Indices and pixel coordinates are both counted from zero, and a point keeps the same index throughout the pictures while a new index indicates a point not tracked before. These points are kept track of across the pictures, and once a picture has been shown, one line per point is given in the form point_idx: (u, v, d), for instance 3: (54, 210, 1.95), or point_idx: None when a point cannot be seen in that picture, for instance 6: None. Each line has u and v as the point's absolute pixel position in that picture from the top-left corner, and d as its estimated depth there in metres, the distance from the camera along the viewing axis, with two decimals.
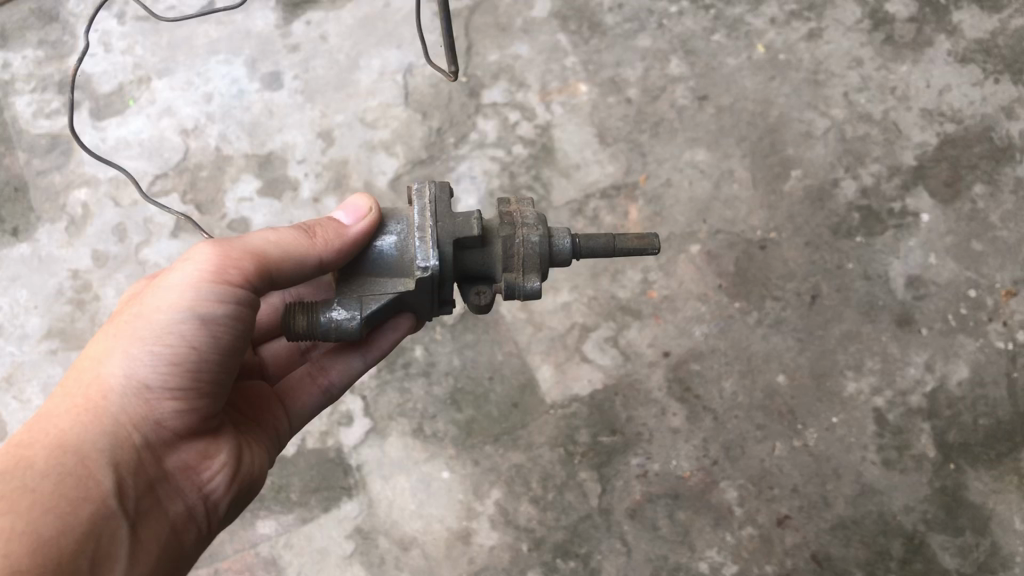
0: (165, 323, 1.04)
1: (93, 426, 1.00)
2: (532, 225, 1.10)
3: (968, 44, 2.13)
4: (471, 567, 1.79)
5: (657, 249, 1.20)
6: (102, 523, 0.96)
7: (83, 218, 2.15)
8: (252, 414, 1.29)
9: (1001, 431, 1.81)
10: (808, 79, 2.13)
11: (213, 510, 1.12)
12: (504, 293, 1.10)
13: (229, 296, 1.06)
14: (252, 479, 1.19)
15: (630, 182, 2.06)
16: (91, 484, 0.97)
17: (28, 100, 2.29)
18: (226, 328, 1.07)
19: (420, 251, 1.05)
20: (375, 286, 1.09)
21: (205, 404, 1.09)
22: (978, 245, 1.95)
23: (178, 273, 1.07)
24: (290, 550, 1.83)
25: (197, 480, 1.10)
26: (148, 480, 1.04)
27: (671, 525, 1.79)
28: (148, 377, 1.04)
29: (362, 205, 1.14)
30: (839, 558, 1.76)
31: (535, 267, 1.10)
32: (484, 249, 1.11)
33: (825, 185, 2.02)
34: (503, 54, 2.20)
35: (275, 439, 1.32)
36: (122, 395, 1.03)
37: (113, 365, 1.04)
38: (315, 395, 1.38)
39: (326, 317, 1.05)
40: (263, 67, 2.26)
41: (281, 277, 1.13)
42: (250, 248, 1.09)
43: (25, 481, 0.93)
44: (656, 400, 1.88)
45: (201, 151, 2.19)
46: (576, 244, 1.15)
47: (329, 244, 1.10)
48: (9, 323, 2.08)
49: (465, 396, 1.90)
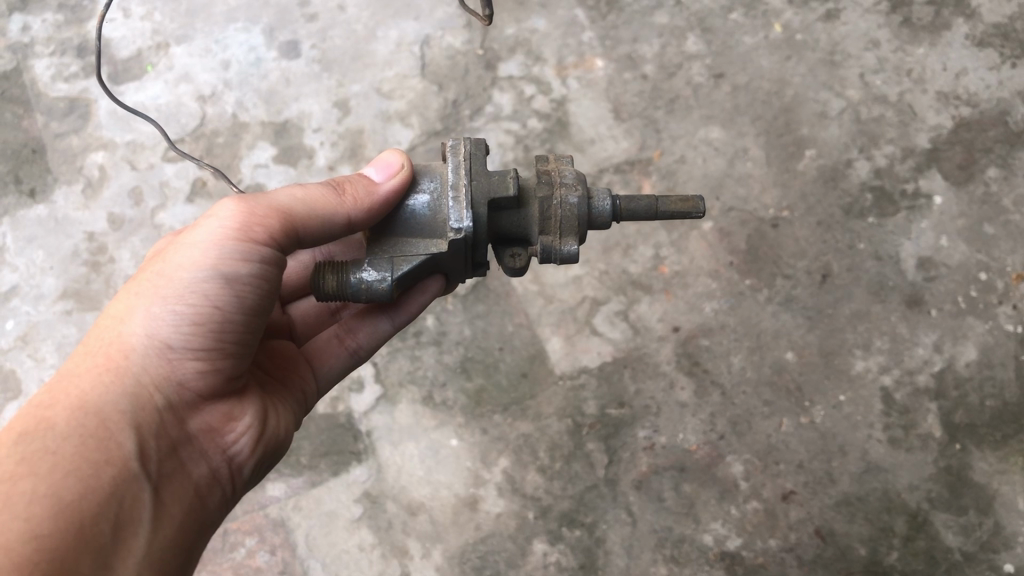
0: (187, 282, 1.06)
1: (114, 386, 1.01)
2: (571, 185, 1.11)
3: (986, 28, 2.13)
4: (477, 533, 1.81)
5: (702, 211, 1.19)
6: (125, 484, 0.96)
7: (100, 181, 2.16)
8: (279, 375, 1.30)
9: (1007, 413, 1.82)
10: (825, 59, 2.13)
11: (236, 472, 1.14)
12: (540, 256, 1.12)
13: (253, 254, 1.08)
14: (277, 442, 1.21)
15: (644, 157, 2.06)
16: (113, 446, 0.97)
17: (47, 64, 2.30)
18: (250, 288, 1.09)
19: (454, 212, 1.06)
20: (406, 246, 1.10)
21: (228, 365, 1.10)
22: (990, 229, 1.96)
23: (200, 232, 1.08)
24: (298, 512, 1.85)
25: (219, 442, 1.11)
26: (170, 442, 1.05)
27: (676, 497, 1.81)
28: (170, 337, 1.05)
29: (394, 161, 1.14)
30: (843, 534, 1.77)
31: (572, 228, 1.11)
32: (521, 211, 1.12)
33: (839, 165, 2.03)
34: (520, 27, 2.21)
35: (302, 401, 1.33)
36: (144, 355, 1.04)
37: (134, 324, 1.05)
38: (342, 356, 1.40)
39: (356, 277, 1.07)
40: (282, 36, 2.27)
41: (308, 235, 1.14)
42: (276, 205, 1.10)
43: (46, 443, 0.94)
44: (664, 373, 1.89)
45: (218, 118, 2.20)
46: (617, 206, 1.16)
47: (359, 204, 1.10)
48: (26, 283, 2.10)
49: (475, 365, 1.92)
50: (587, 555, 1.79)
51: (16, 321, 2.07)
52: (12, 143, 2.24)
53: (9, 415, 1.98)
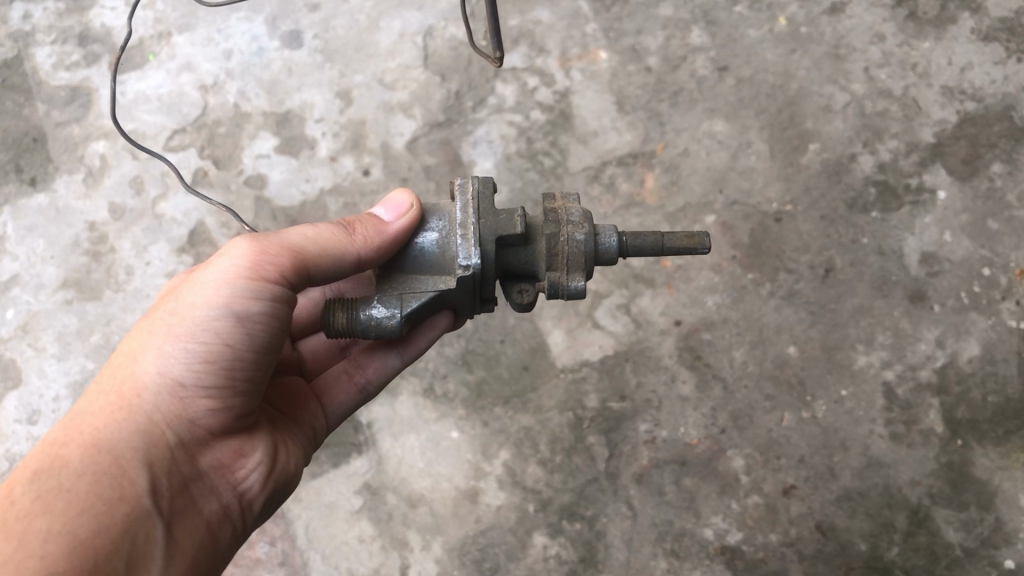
0: (199, 321, 1.05)
1: (127, 424, 1.01)
2: (578, 222, 1.10)
3: (992, 22, 2.12)
4: (478, 525, 1.81)
5: (707, 248, 1.18)
6: (138, 522, 0.95)
7: (101, 170, 2.15)
8: (290, 412, 1.29)
9: (1009, 409, 1.82)
10: (830, 53, 2.12)
11: (247, 507, 1.14)
12: (548, 292, 1.11)
13: (264, 292, 1.07)
14: (287, 477, 1.20)
15: (647, 150, 2.06)
16: (126, 483, 0.97)
17: (48, 52, 2.29)
18: (261, 325, 1.08)
19: (462, 250, 1.06)
20: (415, 283, 1.09)
21: (239, 402, 1.09)
22: (994, 224, 1.95)
23: (212, 270, 1.08)
24: (298, 503, 1.85)
25: (231, 477, 1.11)
26: (182, 478, 1.05)
27: (677, 491, 1.80)
28: (182, 375, 1.04)
29: (403, 201, 1.14)
30: (844, 529, 1.77)
31: (579, 266, 1.10)
32: (528, 248, 1.11)
33: (842, 159, 2.02)
34: (524, 19, 2.20)
35: (311, 438, 1.32)
36: (157, 393, 1.04)
37: (147, 362, 1.05)
38: (352, 393, 1.38)
39: (365, 314, 1.06)
40: (284, 25, 2.26)
41: (318, 273, 1.13)
42: (286, 244, 1.10)
43: (60, 480, 0.93)
44: (666, 367, 1.88)
45: (220, 108, 2.19)
46: (622, 242, 1.15)
47: (369, 243, 1.10)
48: (26, 272, 2.10)
49: (476, 358, 1.92)
50: (587, 548, 1.78)
51: (17, 311, 2.06)
52: (13, 132, 2.23)
53: (9, 404, 1.98)
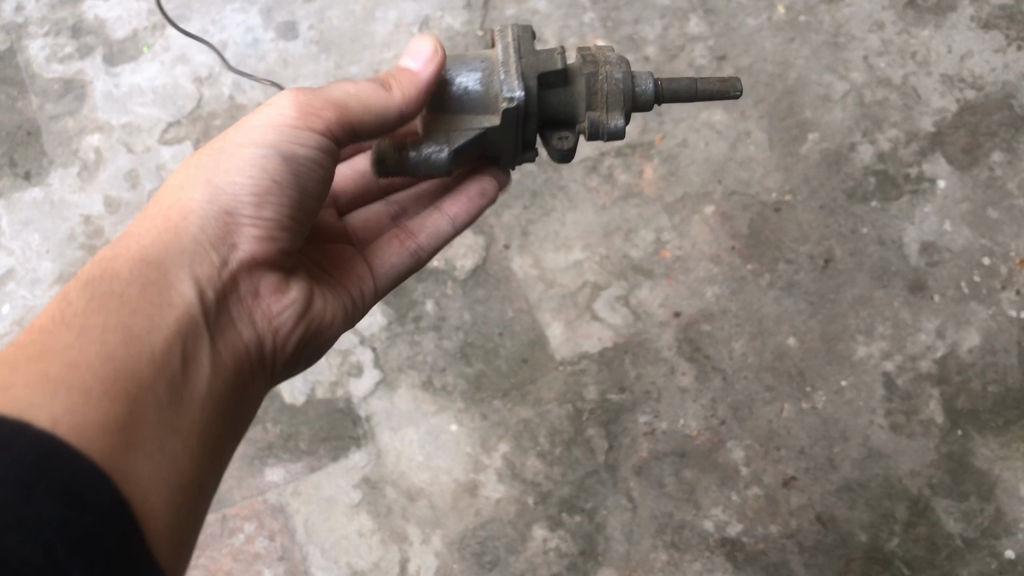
0: (247, 157, 1.11)
1: (174, 242, 1.07)
2: (615, 63, 1.16)
3: (992, 10, 2.11)
4: (477, 519, 1.80)
5: (738, 92, 1.26)
6: (183, 332, 1.02)
7: (96, 163, 2.14)
8: (336, 269, 1.32)
9: (1010, 399, 1.81)
10: (828, 41, 2.10)
11: (286, 346, 1.19)
12: (588, 133, 1.15)
13: (310, 138, 1.12)
14: (325, 326, 1.25)
15: (646, 141, 2.04)
16: (172, 293, 1.03)
17: (40, 44, 2.28)
18: (306, 168, 1.14)
19: (505, 84, 1.08)
20: (460, 121, 1.12)
21: (284, 237, 1.14)
22: (994, 213, 1.94)
23: (260, 116, 1.13)
24: (297, 498, 1.85)
25: (272, 313, 1.16)
26: (226, 302, 1.10)
27: (677, 482, 1.80)
28: (230, 203, 1.10)
29: (429, 50, 1.13)
30: (844, 520, 1.76)
31: (618, 104, 1.15)
32: (568, 89, 1.15)
33: (842, 149, 2.01)
34: (521, 8, 2.18)
35: (358, 300, 1.33)
36: (203, 217, 1.09)
37: (195, 190, 1.11)
38: (403, 257, 1.39)
39: (416, 152, 1.12)
40: (279, 16, 2.24)
41: (361, 131, 1.15)
42: (331, 99, 1.13)
43: (111, 287, 1.00)
44: (665, 358, 1.88)
45: (215, 100, 2.17)
46: (659, 87, 1.20)
47: (406, 97, 1.12)
48: (20, 267, 2.08)
49: (474, 350, 1.91)
50: (587, 541, 1.78)
51: (11, 306, 2.04)
52: (6, 125, 2.21)
53: None
